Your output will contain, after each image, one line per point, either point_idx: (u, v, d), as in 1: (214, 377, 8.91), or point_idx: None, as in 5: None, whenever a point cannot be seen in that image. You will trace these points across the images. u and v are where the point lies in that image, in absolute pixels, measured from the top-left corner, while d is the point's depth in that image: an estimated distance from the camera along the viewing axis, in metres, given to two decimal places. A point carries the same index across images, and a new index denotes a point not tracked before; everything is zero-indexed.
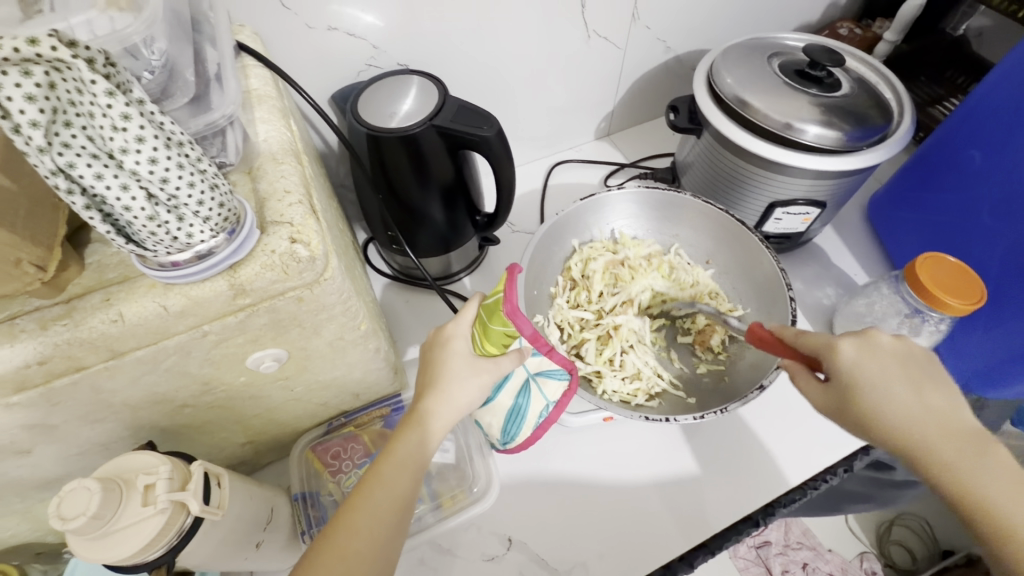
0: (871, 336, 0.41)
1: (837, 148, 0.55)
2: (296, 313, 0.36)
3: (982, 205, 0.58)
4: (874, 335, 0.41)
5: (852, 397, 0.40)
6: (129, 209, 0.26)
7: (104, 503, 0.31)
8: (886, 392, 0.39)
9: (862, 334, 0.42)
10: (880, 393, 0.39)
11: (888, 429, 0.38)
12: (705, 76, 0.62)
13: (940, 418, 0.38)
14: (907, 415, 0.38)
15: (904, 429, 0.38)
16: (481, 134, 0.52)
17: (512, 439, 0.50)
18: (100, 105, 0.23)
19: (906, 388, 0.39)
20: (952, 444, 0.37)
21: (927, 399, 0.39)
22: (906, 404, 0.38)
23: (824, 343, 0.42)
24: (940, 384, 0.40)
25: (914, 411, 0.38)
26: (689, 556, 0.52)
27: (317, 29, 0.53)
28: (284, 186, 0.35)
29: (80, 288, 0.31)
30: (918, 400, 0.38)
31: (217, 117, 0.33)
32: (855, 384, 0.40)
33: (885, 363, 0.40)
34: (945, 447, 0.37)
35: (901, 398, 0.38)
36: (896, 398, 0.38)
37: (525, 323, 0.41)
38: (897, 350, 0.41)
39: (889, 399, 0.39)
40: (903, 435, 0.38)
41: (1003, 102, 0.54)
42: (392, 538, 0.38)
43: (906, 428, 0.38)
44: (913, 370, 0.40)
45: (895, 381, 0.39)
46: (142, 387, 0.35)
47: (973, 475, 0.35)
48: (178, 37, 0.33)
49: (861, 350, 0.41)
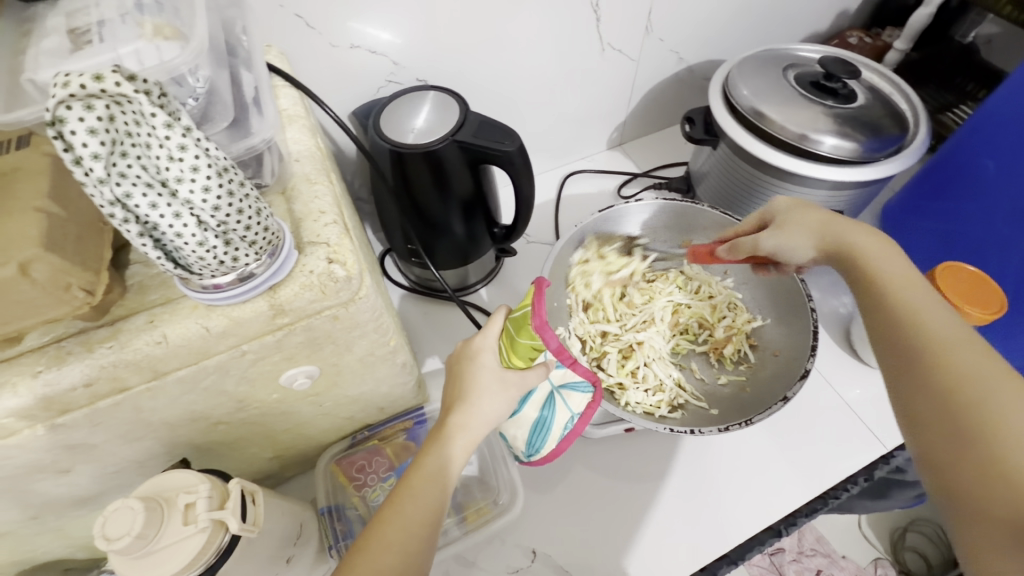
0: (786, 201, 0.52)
1: (853, 159, 0.56)
2: (330, 331, 0.36)
3: (998, 216, 0.59)
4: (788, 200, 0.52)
5: (783, 224, 0.49)
6: (180, 235, 0.26)
7: (148, 522, 0.32)
8: (806, 212, 0.48)
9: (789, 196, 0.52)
10: (802, 213, 0.48)
11: (813, 235, 0.47)
12: (720, 87, 0.63)
13: (845, 221, 0.47)
14: (825, 224, 0.47)
15: (823, 233, 0.47)
16: (502, 148, 0.53)
17: (537, 452, 0.49)
18: (157, 136, 0.24)
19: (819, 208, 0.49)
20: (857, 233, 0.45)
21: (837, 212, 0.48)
22: (821, 216, 0.47)
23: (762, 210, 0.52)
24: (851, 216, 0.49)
25: (835, 223, 0.46)
26: (713, 566, 0.53)
27: (339, 47, 0.54)
28: (318, 206, 0.36)
29: (124, 310, 0.32)
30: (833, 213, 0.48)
31: (257, 141, 0.34)
32: (783, 215, 0.49)
33: (800, 200, 0.50)
34: (864, 244, 0.44)
35: (819, 214, 0.48)
36: (813, 216, 0.48)
37: (551, 337, 0.43)
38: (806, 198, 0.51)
39: (812, 217, 0.48)
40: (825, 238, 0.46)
41: (1015, 116, 0.55)
42: (425, 552, 0.38)
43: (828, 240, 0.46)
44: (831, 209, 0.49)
45: (809, 206, 0.49)
46: (180, 406, 0.36)
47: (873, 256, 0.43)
48: (218, 63, 0.34)
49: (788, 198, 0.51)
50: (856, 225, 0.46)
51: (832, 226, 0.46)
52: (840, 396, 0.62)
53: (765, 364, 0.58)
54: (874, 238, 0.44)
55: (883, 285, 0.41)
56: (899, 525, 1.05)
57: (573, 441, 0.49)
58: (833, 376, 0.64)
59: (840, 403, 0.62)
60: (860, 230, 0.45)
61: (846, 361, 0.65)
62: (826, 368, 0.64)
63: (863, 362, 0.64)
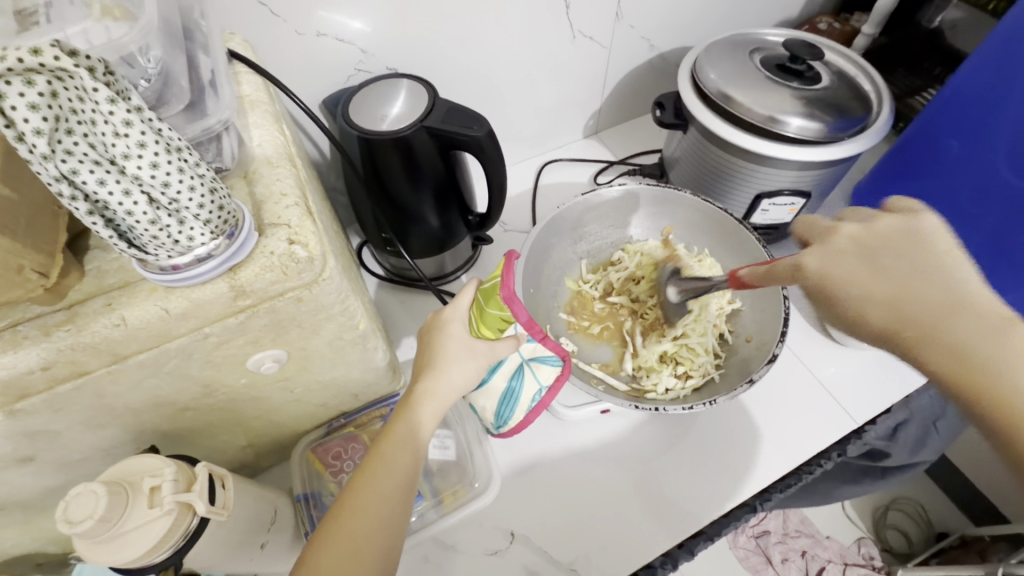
0: (832, 235, 0.38)
1: (819, 139, 0.57)
2: (295, 313, 0.37)
3: (961, 194, 0.60)
4: (836, 230, 0.38)
5: (836, 312, 0.36)
6: (131, 213, 0.26)
7: (111, 506, 0.32)
8: (865, 292, 0.34)
9: (820, 245, 0.38)
10: (856, 295, 0.34)
11: (879, 330, 0.33)
12: (689, 72, 0.63)
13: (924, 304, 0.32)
14: (897, 320, 0.32)
15: (889, 326, 0.33)
16: (471, 134, 0.53)
17: (506, 421, 0.51)
18: (101, 112, 0.24)
19: (883, 280, 0.34)
20: (947, 326, 0.31)
21: (906, 281, 0.33)
22: (890, 298, 0.33)
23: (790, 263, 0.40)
24: (929, 259, 0.33)
25: (915, 315, 0.32)
26: (689, 543, 0.53)
27: (306, 34, 0.54)
28: (280, 189, 0.36)
29: (82, 294, 0.32)
30: (912, 286, 0.33)
31: (213, 122, 0.34)
32: (834, 296, 0.36)
33: (851, 268, 0.35)
34: (972, 344, 0.30)
35: (884, 297, 0.33)
36: (882, 304, 0.33)
37: (521, 309, 0.44)
38: (868, 240, 0.36)
39: (871, 303, 0.34)
40: (895, 337, 0.33)
41: (976, 95, 0.56)
42: (399, 517, 0.38)
43: (913, 343, 0.32)
44: (908, 255, 0.34)
45: (867, 287, 0.34)
46: (144, 391, 0.36)
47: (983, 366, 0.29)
48: (172, 45, 0.34)
49: (827, 259, 0.37)
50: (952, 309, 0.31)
51: (910, 318, 0.32)
52: (812, 374, 0.63)
53: (739, 349, 0.59)
54: (976, 331, 0.30)
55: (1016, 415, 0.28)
56: (881, 504, 1.07)
57: (540, 413, 0.51)
58: (805, 354, 0.65)
59: (812, 380, 0.63)
60: (957, 319, 0.31)
61: (817, 339, 0.66)
62: (799, 347, 0.65)
63: (833, 339, 0.66)
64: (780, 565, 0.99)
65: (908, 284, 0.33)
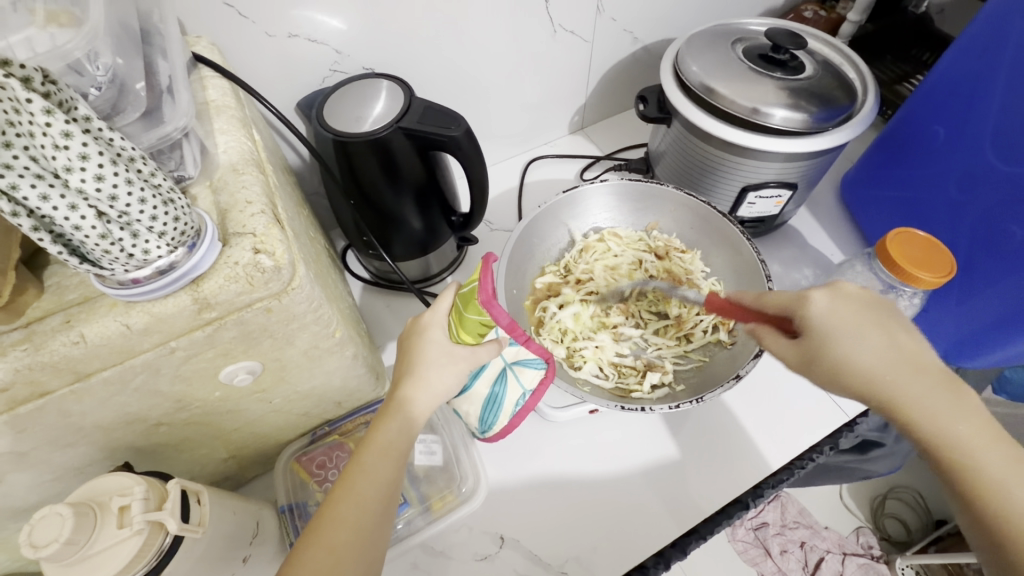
0: (834, 287, 0.41)
1: (803, 130, 0.56)
2: (265, 324, 0.35)
3: (949, 180, 0.59)
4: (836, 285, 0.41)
5: (822, 355, 0.39)
6: (79, 228, 0.26)
7: (77, 528, 0.31)
8: (862, 345, 0.38)
9: (827, 287, 0.41)
10: (852, 344, 0.39)
11: (862, 378, 0.38)
12: (672, 65, 0.62)
13: (920, 369, 0.38)
14: (876, 373, 0.38)
15: (870, 374, 0.38)
16: (448, 134, 0.52)
17: (491, 427, 0.51)
18: (38, 124, 0.23)
19: (880, 338, 0.39)
20: (911, 384, 0.38)
21: (900, 344, 0.39)
22: (880, 355, 0.38)
23: (794, 301, 0.41)
24: (906, 327, 0.40)
25: (896, 374, 0.38)
26: (681, 543, 0.52)
27: (276, 36, 0.53)
28: (245, 197, 0.34)
29: (40, 312, 0.31)
30: (905, 352, 0.39)
31: (169, 129, 0.33)
32: (831, 341, 0.39)
33: (849, 320, 0.39)
34: (927, 402, 0.37)
35: (877, 353, 0.38)
36: (873, 358, 0.38)
37: (500, 313, 0.43)
38: (865, 298, 0.41)
39: (865, 352, 0.38)
40: (868, 389, 0.38)
41: (960, 80, 0.56)
42: (379, 527, 0.38)
43: (881, 391, 0.38)
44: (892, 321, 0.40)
45: (862, 339, 0.39)
46: (112, 408, 0.35)
47: (944, 420, 0.37)
48: (126, 51, 0.33)
49: (831, 302, 0.40)
50: (944, 384, 0.38)
51: (896, 377, 0.38)
52: None
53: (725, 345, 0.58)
54: (946, 395, 0.37)
55: (946, 452, 0.36)
56: (879, 493, 1.06)
57: (526, 417, 0.50)
58: None
59: (803, 374, 0.62)
60: (930, 381, 0.38)
61: None
62: None
63: None
64: (779, 557, 0.99)
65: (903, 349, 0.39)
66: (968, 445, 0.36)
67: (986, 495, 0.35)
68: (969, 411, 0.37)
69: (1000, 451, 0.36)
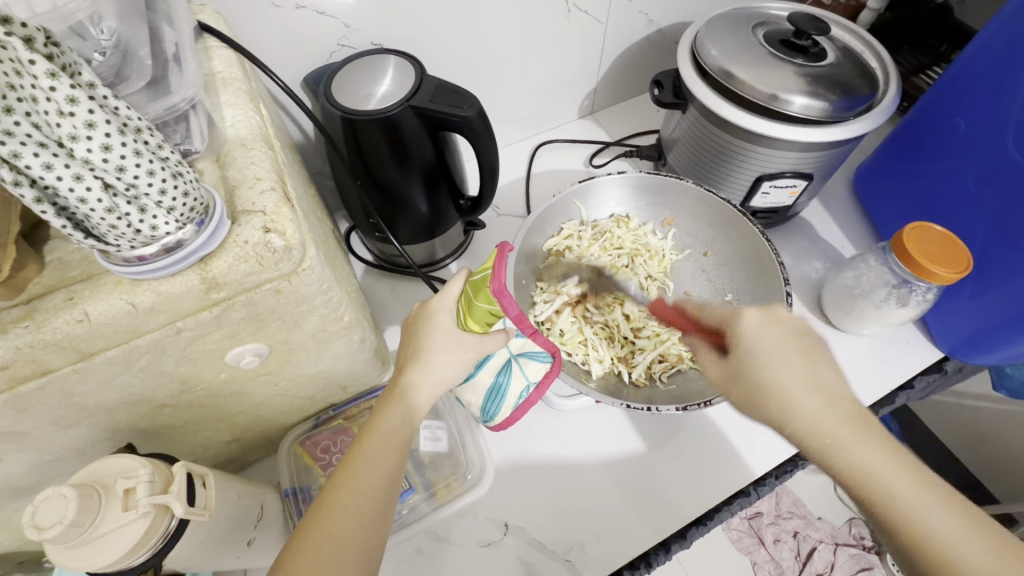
0: (774, 312, 0.42)
1: (823, 119, 0.54)
2: (274, 306, 0.34)
3: (968, 173, 0.58)
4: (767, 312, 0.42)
5: (744, 371, 0.40)
6: (85, 200, 0.25)
7: (82, 510, 0.30)
8: (787, 376, 0.38)
9: (760, 308, 0.42)
10: (771, 367, 0.39)
11: (770, 406, 0.38)
12: (690, 49, 0.60)
13: (848, 413, 0.37)
14: (853, 443, 0.36)
15: (768, 394, 0.39)
16: (460, 114, 0.50)
17: (493, 417, 0.50)
18: (42, 87, 0.22)
19: (802, 365, 0.39)
20: (852, 435, 0.36)
21: (823, 374, 0.39)
22: (787, 378, 0.38)
23: (725, 319, 0.43)
24: (829, 370, 0.39)
25: (807, 393, 0.38)
26: (683, 530, 0.53)
27: (283, 7, 0.51)
28: (254, 173, 0.33)
29: (41, 288, 0.30)
30: (824, 380, 0.38)
31: (177, 100, 0.32)
32: (754, 363, 0.40)
33: (774, 365, 0.39)
34: (860, 455, 0.36)
35: (820, 411, 0.37)
36: (836, 423, 0.37)
37: (511, 304, 0.42)
38: (797, 326, 0.41)
39: (782, 374, 0.39)
40: (817, 440, 0.36)
41: (985, 71, 0.54)
42: (381, 514, 0.37)
43: (781, 414, 0.38)
44: (812, 355, 0.40)
45: (824, 399, 0.38)
46: (116, 389, 0.34)
47: (881, 470, 0.35)
48: (131, 17, 0.32)
49: (762, 322, 0.41)
50: (867, 430, 0.37)
51: (813, 404, 0.37)
52: None
53: None
54: (889, 454, 0.36)
55: (880, 501, 0.35)
56: None
57: (528, 410, 0.50)
58: None
59: None
60: (856, 441, 0.36)
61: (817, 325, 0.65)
62: None
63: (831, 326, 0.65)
64: (772, 546, 1.00)
65: (827, 383, 0.38)
66: (899, 498, 0.34)
67: (949, 570, 0.32)
68: (913, 468, 0.35)
69: (928, 495, 0.34)
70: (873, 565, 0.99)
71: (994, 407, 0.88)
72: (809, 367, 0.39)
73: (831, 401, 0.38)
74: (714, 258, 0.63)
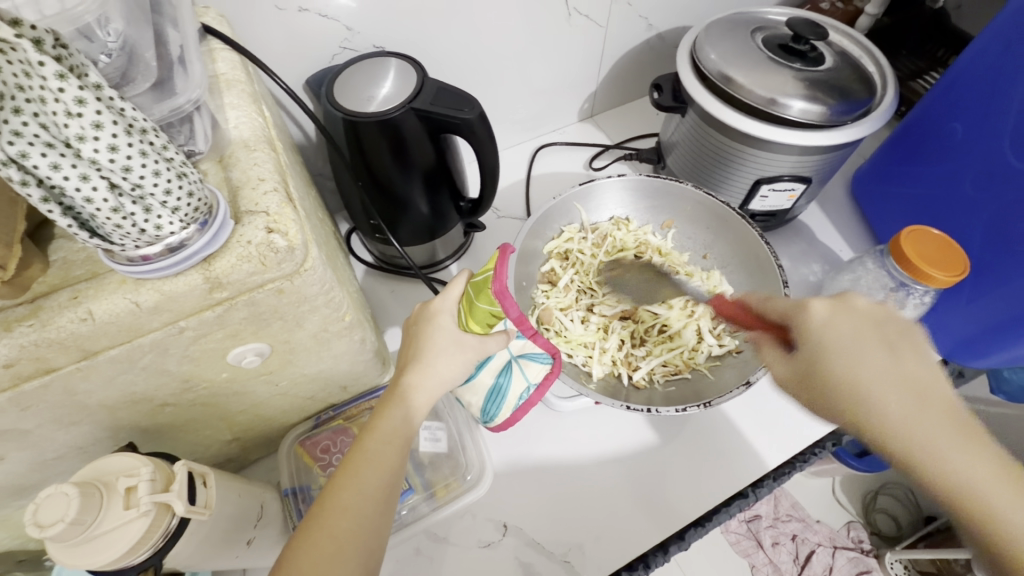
0: (848, 300, 0.38)
1: (822, 123, 0.55)
2: (276, 305, 0.35)
3: (966, 177, 0.58)
4: (841, 301, 0.37)
5: (817, 371, 0.36)
6: (90, 200, 0.25)
7: (83, 508, 0.30)
8: (868, 372, 0.35)
9: (831, 297, 0.38)
10: (854, 364, 0.35)
11: (849, 405, 0.35)
12: (689, 53, 0.61)
13: (937, 411, 0.33)
14: (940, 447, 0.32)
15: (849, 393, 0.35)
16: (462, 116, 0.50)
17: (493, 418, 0.50)
18: (50, 89, 0.22)
19: (885, 360, 0.35)
20: (946, 440, 0.32)
21: (908, 368, 0.35)
22: (865, 376, 0.35)
23: (792, 308, 0.39)
24: (913, 363, 0.35)
25: (891, 394, 0.34)
26: (682, 531, 0.53)
27: (286, 10, 0.51)
28: (258, 173, 0.33)
29: (46, 287, 0.30)
30: (909, 377, 0.35)
31: (182, 101, 0.32)
32: (828, 358, 0.36)
33: (854, 362, 0.35)
34: (950, 458, 0.32)
35: (910, 413, 0.33)
36: (923, 425, 0.33)
37: (512, 306, 0.42)
38: (877, 314, 0.37)
39: (862, 371, 0.35)
40: (904, 446, 0.33)
41: (982, 77, 0.55)
42: (382, 514, 0.37)
43: (860, 414, 0.34)
44: (896, 348, 0.36)
45: (910, 402, 0.34)
46: (118, 387, 0.34)
47: (983, 478, 0.32)
48: (136, 19, 0.32)
49: (833, 314, 0.37)
50: (959, 430, 0.33)
51: (896, 404, 0.34)
52: None
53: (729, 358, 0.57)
54: (992, 459, 0.32)
55: (974, 512, 0.32)
56: (871, 488, 1.06)
57: (527, 411, 0.50)
58: None
59: None
60: (947, 445, 0.32)
61: None
62: None
63: None
64: (771, 549, 1.00)
65: (912, 380, 0.34)
66: (995, 508, 0.31)
67: None
68: (1014, 478, 0.32)
69: None
70: (872, 568, 0.99)
71: (992, 410, 0.88)
72: (894, 363, 0.35)
73: (915, 400, 0.34)
74: (714, 260, 0.63)
